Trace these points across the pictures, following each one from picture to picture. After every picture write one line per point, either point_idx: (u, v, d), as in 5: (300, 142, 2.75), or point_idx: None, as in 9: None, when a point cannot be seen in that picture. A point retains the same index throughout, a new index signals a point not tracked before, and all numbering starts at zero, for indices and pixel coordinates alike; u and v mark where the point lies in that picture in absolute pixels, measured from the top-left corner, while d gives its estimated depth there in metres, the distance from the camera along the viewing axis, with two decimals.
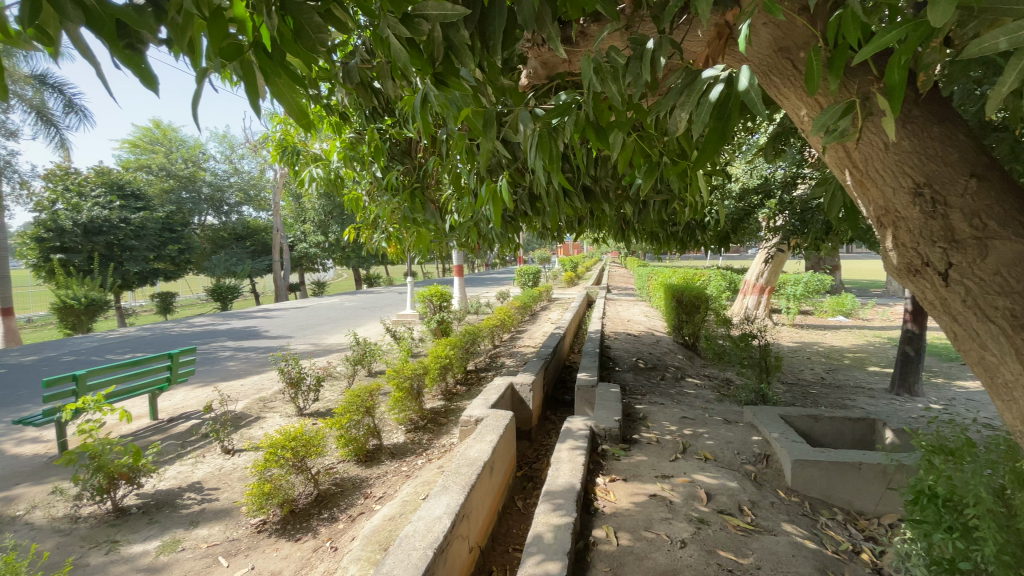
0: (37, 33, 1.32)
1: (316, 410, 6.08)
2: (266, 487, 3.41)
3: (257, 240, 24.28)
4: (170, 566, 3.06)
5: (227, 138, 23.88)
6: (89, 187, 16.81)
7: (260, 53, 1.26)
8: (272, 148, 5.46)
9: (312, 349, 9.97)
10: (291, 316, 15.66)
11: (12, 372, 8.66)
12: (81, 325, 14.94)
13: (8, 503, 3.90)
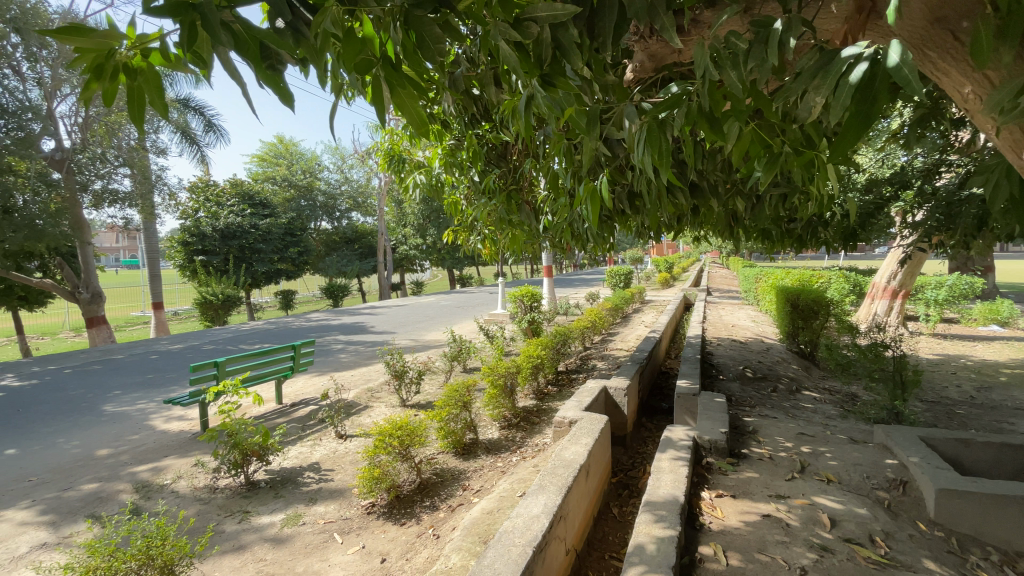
0: (194, 57, 1.49)
1: (417, 402, 6.42)
2: (376, 472, 3.67)
3: (363, 242, 26.26)
4: (294, 538, 3.39)
5: (339, 150, 26.18)
6: (225, 198, 19.32)
7: (386, 66, 1.36)
8: (380, 157, 5.87)
9: (413, 345, 10.54)
10: (393, 314, 16.71)
11: (169, 358, 10.18)
12: (218, 317, 17.14)
13: (167, 470, 4.58)
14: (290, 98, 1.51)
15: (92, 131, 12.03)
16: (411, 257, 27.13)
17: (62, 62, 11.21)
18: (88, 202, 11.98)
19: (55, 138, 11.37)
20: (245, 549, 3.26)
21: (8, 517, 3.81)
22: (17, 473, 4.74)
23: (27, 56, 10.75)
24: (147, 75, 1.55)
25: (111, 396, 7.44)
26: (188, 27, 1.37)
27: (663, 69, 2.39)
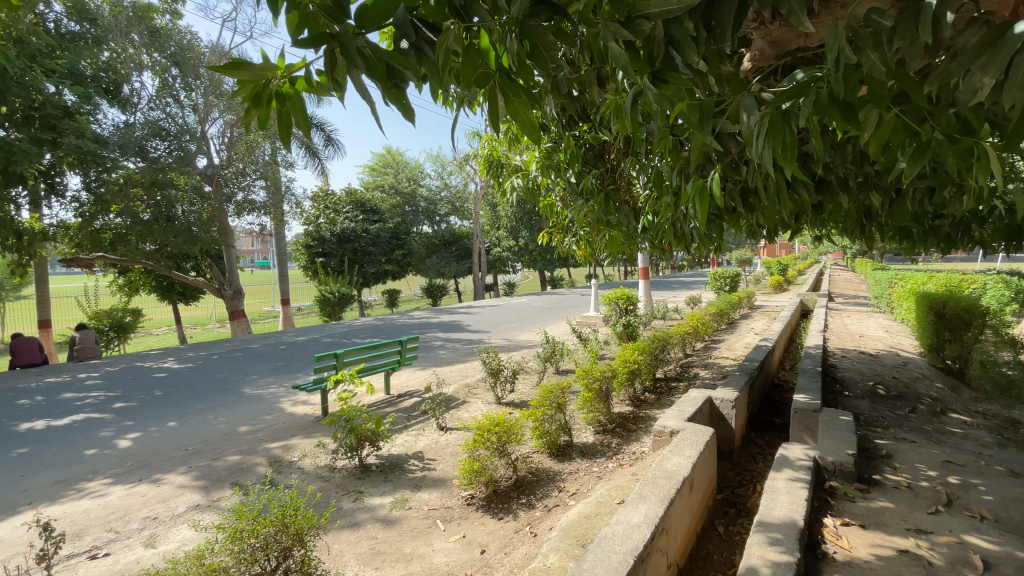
0: (331, 82, 1.65)
1: (512, 401, 6.56)
2: (475, 465, 3.82)
3: (461, 245, 27.33)
4: (402, 520, 3.64)
5: (440, 158, 27.57)
6: (341, 205, 21.25)
7: (503, 77, 1.43)
8: (479, 163, 6.10)
9: (508, 344, 10.77)
10: (488, 314, 17.20)
11: (295, 348, 11.42)
12: (334, 313, 18.86)
13: (294, 448, 5.13)
14: (412, 113, 1.64)
15: (236, 149, 13.87)
16: (505, 258, 27.75)
17: (212, 90, 12.90)
18: (232, 211, 13.84)
19: (207, 157, 13.24)
20: (360, 526, 3.55)
21: (173, 479, 4.51)
22: (180, 442, 5.60)
23: (187, 88, 12.64)
24: (292, 100, 1.76)
25: (249, 380, 8.51)
26: (330, 55, 1.54)
27: (785, 55, 2.22)
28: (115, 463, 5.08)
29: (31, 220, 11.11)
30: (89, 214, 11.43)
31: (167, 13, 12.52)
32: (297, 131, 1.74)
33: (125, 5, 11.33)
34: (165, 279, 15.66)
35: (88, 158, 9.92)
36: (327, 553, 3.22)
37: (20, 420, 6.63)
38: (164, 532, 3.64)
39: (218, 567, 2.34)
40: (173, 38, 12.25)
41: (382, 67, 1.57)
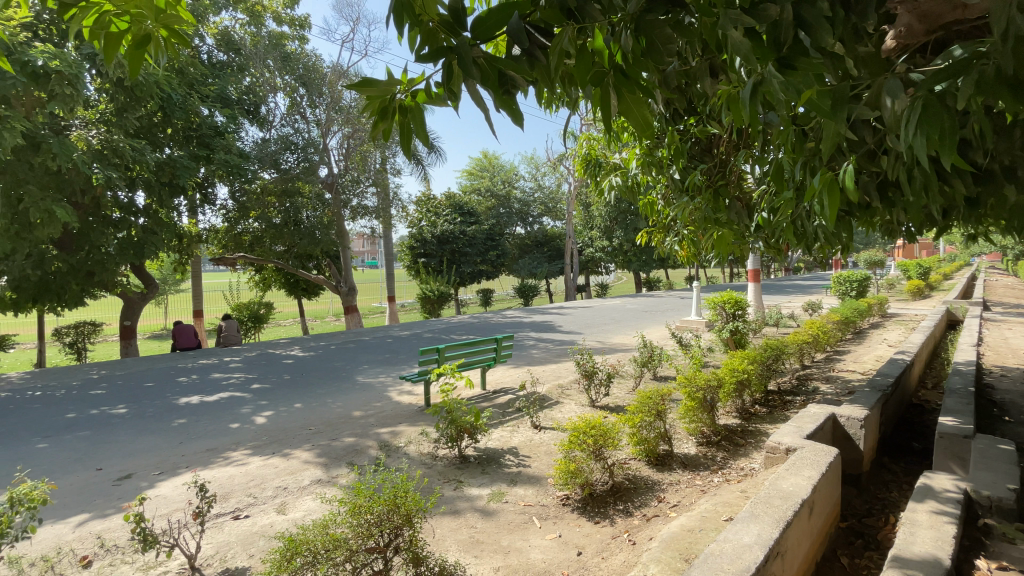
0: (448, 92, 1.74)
1: (607, 404, 6.45)
2: (571, 466, 3.82)
3: (553, 246, 27.35)
4: (499, 513, 3.74)
5: (534, 159, 27.88)
6: (441, 209, 22.33)
7: (617, 75, 1.44)
8: (577, 163, 6.09)
9: (601, 347, 10.60)
10: (580, 315, 17.03)
11: (399, 342, 12.22)
12: (433, 311, 19.85)
13: (400, 435, 5.50)
14: (522, 117, 1.71)
15: (352, 160, 14.83)
16: (598, 259, 27.31)
17: (333, 106, 14.17)
18: (348, 216, 15.16)
19: (328, 167, 14.49)
20: (459, 514, 3.72)
21: (300, 455, 5.06)
22: (304, 422, 6.26)
23: (312, 105, 14.04)
24: (412, 112, 1.90)
25: (360, 369, 9.27)
26: (449, 69, 1.66)
27: (939, 29, 1.95)
28: (254, 436, 5.81)
29: (190, 225, 13.04)
30: (233, 219, 13.23)
31: (297, 39, 14.04)
32: (417, 141, 1.87)
33: (262, 34, 13.05)
34: (291, 276, 17.57)
35: (232, 170, 11.46)
36: (432, 537, 3.41)
37: (182, 395, 7.82)
38: (292, 501, 4.10)
39: (341, 538, 2.60)
40: (301, 61, 13.71)
41: (496, 74, 1.65)
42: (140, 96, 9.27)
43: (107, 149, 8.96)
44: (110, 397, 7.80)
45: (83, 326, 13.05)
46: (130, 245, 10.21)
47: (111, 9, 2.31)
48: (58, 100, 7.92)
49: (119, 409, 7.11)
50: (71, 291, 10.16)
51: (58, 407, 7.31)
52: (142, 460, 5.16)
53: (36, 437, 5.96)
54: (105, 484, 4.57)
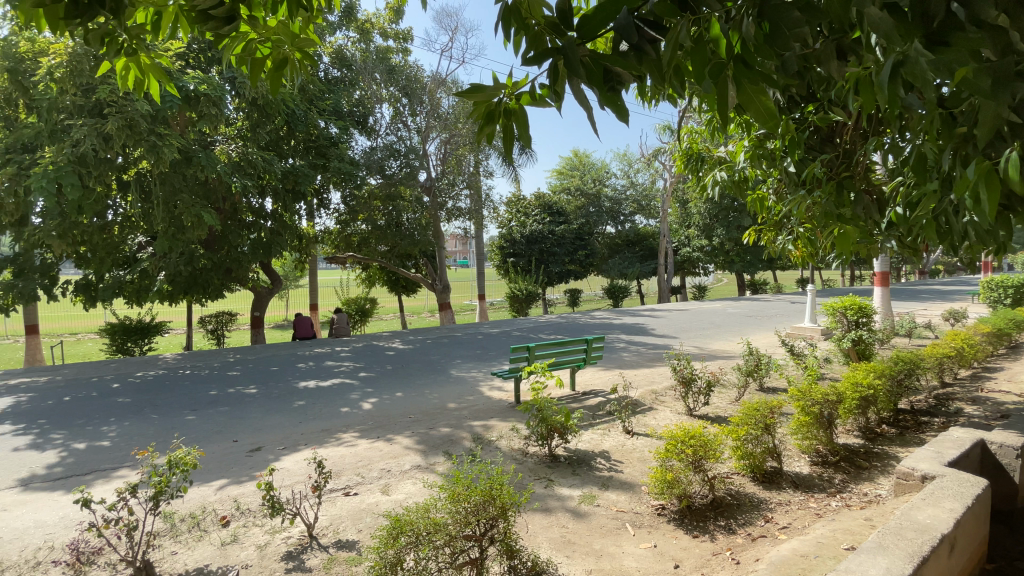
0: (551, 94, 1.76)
1: (705, 414, 6.10)
2: (668, 476, 3.68)
3: (646, 245, 26.44)
4: (591, 516, 3.70)
5: (627, 156, 27.16)
6: (531, 209, 22.58)
7: (737, 65, 1.41)
8: (678, 159, 5.83)
9: (698, 352, 10.05)
10: (675, 319, 16.28)
11: (491, 339, 12.56)
12: (522, 310, 20.08)
13: (493, 428, 5.65)
14: (627, 115, 1.69)
15: (448, 164, 15.45)
16: (695, 259, 25.91)
17: (432, 113, 14.92)
18: (443, 217, 15.88)
19: (426, 172, 15.21)
20: (551, 512, 3.74)
21: (401, 441, 5.40)
22: (404, 410, 6.68)
23: (413, 114, 14.88)
24: (516, 114, 1.95)
25: (454, 364, 9.67)
26: (555, 70, 1.69)
27: None
28: (361, 421, 6.31)
29: (308, 227, 14.44)
30: (344, 221, 14.45)
31: (401, 52, 14.97)
32: (520, 142, 1.91)
33: (371, 50, 14.13)
34: (392, 274, 18.79)
35: (345, 177, 12.50)
36: (525, 532, 3.47)
37: (300, 380, 8.71)
38: (394, 483, 4.39)
39: (441, 523, 2.75)
40: (404, 72, 14.60)
41: (601, 72, 1.66)
42: (269, 112, 10.49)
43: (243, 161, 10.23)
44: (243, 378, 8.90)
45: (222, 315, 15.01)
46: (260, 244, 11.57)
47: (256, 37, 2.64)
48: (206, 120, 9.19)
49: (251, 389, 8.11)
50: (214, 284, 11.73)
51: (204, 384, 8.49)
52: (269, 436, 5.83)
53: (188, 409, 6.98)
54: (240, 454, 5.23)
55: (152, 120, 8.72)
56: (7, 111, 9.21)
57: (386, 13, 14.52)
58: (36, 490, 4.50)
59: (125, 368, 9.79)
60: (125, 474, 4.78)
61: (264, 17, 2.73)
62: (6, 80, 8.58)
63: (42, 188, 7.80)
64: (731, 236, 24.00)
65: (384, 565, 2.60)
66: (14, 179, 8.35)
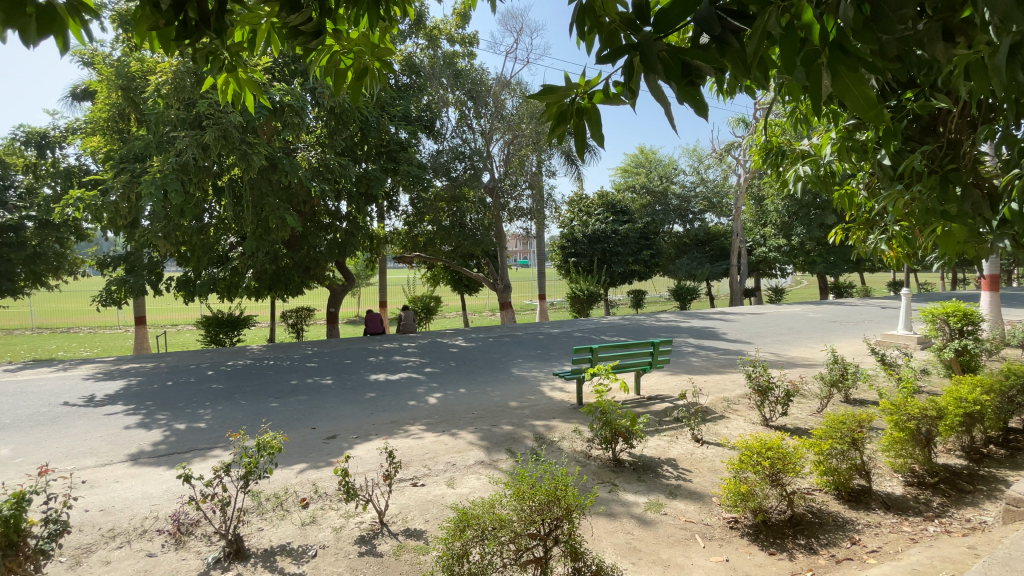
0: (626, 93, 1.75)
1: (782, 425, 5.74)
2: (743, 488, 3.52)
3: (716, 245, 25.25)
4: (658, 524, 3.60)
5: (697, 152, 26.10)
6: (594, 208, 22.29)
7: (833, 51, 1.39)
8: (755, 154, 5.51)
9: (774, 359, 9.46)
10: (748, 322, 15.40)
11: (553, 339, 12.54)
12: (584, 310, 19.83)
13: (555, 429, 5.64)
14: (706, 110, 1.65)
15: (511, 165, 15.58)
16: (770, 260, 24.39)
17: (496, 114, 15.12)
18: (506, 217, 16.04)
19: (490, 173, 15.41)
20: (616, 518, 3.68)
21: (465, 436, 5.53)
22: (468, 406, 6.82)
23: (479, 116, 15.14)
24: (589, 113, 1.96)
25: (516, 363, 9.75)
26: (631, 67, 1.69)
27: None
28: (427, 415, 6.52)
29: (378, 228, 15.09)
30: (411, 222, 14.96)
31: (466, 56, 15.28)
32: (594, 140, 1.91)
33: (438, 56, 14.53)
34: (456, 273, 19.23)
35: (413, 180, 12.94)
36: (589, 535, 3.44)
37: (370, 373, 9.14)
38: (459, 477, 4.50)
39: (506, 519, 2.78)
40: (470, 76, 14.90)
41: (679, 67, 1.64)
42: (344, 119, 11.08)
43: (322, 167, 10.88)
44: (319, 370, 9.48)
45: (300, 310, 16.06)
46: (335, 244, 12.26)
47: (340, 49, 2.81)
48: (289, 128, 9.86)
49: (326, 380, 8.63)
50: (294, 281, 12.58)
51: (285, 375, 9.13)
52: (342, 425, 6.17)
53: (271, 397, 7.54)
54: (317, 441, 5.57)
55: (242, 130, 9.49)
56: (123, 126, 10.36)
57: (453, 19, 14.88)
58: (145, 464, 5.04)
59: (218, 358, 10.73)
60: (219, 454, 5.24)
61: (347, 30, 2.90)
62: (123, 98, 9.67)
63: (151, 194, 8.71)
64: (812, 235, 22.37)
65: (452, 556, 2.67)
66: (128, 187, 9.39)
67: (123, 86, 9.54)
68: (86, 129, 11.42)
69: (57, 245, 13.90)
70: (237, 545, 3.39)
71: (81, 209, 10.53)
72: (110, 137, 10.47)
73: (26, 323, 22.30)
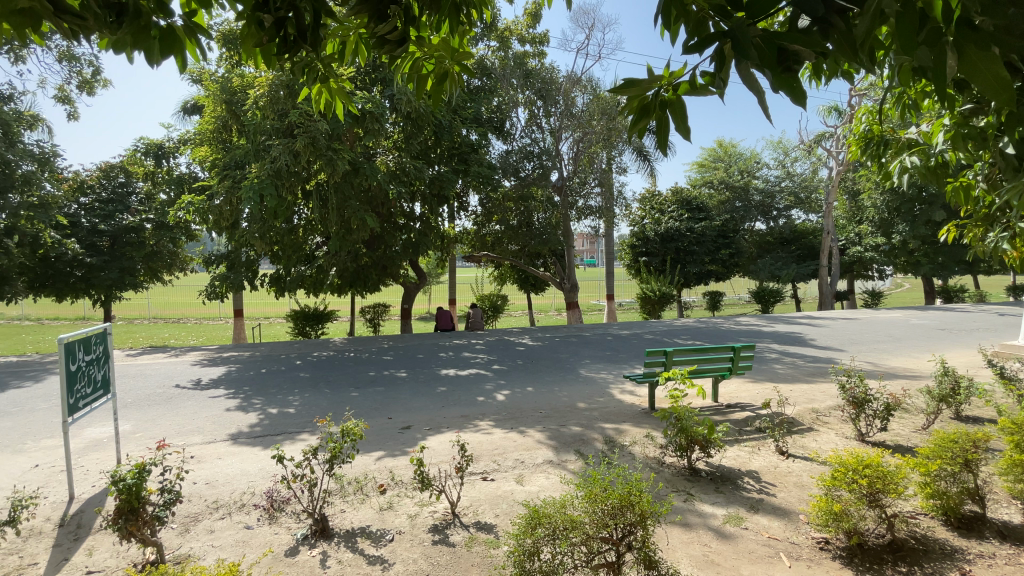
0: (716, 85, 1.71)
1: (881, 442, 5.23)
2: (836, 507, 3.25)
3: (803, 244, 23.44)
4: (737, 539, 3.42)
5: (782, 144, 24.40)
6: (667, 205, 21.50)
7: (959, 29, 1.30)
8: (852, 144, 5.03)
9: (871, 369, 8.62)
10: (840, 328, 14.16)
11: (622, 340, 12.26)
12: (655, 312, 19.17)
13: (626, 433, 5.51)
14: (805, 98, 1.57)
15: (580, 163, 15.38)
16: (866, 260, 22.26)
17: (566, 112, 14.99)
18: (574, 216, 15.89)
19: (558, 172, 15.31)
20: (692, 528, 3.54)
21: (534, 434, 5.55)
22: (536, 405, 6.84)
23: (548, 114, 15.07)
24: (672, 105, 1.90)
25: (584, 363, 9.64)
26: (722, 55, 1.64)
27: None
28: (496, 411, 6.62)
29: (450, 228, 15.50)
30: (480, 222, 15.22)
31: (537, 55, 15.28)
32: (680, 132, 1.85)
33: (509, 57, 14.63)
34: (523, 272, 19.34)
35: (483, 180, 13.19)
36: (663, 544, 3.33)
37: (442, 368, 9.44)
38: (528, 475, 4.52)
39: (578, 521, 2.75)
40: (540, 75, 14.88)
41: (775, 52, 1.56)
42: (420, 123, 11.49)
43: (399, 170, 11.35)
44: (394, 363, 9.94)
45: (377, 306, 16.91)
46: (410, 244, 12.78)
47: (421, 56, 2.94)
48: (369, 134, 10.40)
49: (401, 373, 9.02)
50: (372, 279, 13.24)
51: (363, 367, 9.66)
52: (416, 417, 6.41)
53: (351, 387, 8.00)
54: (393, 431, 5.84)
55: (328, 137, 10.13)
56: (226, 136, 11.42)
57: (524, 19, 14.93)
58: (243, 444, 5.54)
59: (304, 349, 11.57)
60: (306, 438, 5.64)
61: (428, 36, 3.01)
62: (226, 111, 10.66)
63: (250, 198, 9.55)
64: (917, 233, 20.15)
65: (523, 552, 2.69)
66: (231, 192, 10.34)
67: (226, 100, 10.52)
68: (196, 140, 12.70)
69: (171, 245, 15.61)
70: (322, 524, 3.63)
71: (191, 212, 11.75)
72: (215, 146, 11.57)
73: (146, 313, 25.28)
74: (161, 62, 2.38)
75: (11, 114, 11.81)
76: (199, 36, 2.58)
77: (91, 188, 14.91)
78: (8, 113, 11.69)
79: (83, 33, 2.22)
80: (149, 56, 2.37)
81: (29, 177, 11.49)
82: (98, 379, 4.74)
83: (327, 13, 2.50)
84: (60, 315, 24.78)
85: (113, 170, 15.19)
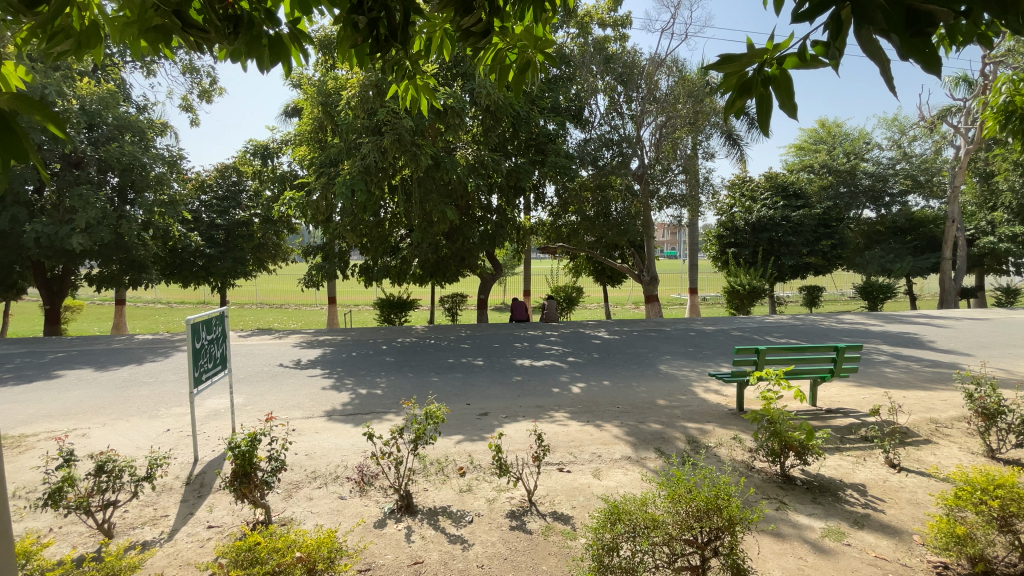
0: (834, 56, 1.70)
1: (1017, 459, 4.56)
2: (959, 530, 2.88)
3: (921, 233, 20.80)
4: (839, 555, 3.14)
5: (897, 121, 21.77)
6: (760, 192, 20.11)
7: None
8: (988, 120, 4.38)
9: (1007, 378, 7.51)
10: (968, 330, 12.41)
11: (707, 337, 11.69)
12: (743, 307, 17.84)
13: (710, 434, 5.24)
14: (939, 64, 1.48)
15: (662, 149, 14.73)
16: (1000, 252, 19.31)
17: (649, 96, 14.36)
18: (656, 205, 15.13)
19: (639, 160, 14.71)
20: (785, 539, 3.31)
21: (612, 429, 5.43)
22: (614, 399, 6.71)
23: (629, 100, 14.53)
24: (777, 81, 1.93)
25: (664, 359, 9.27)
26: (839, 20, 1.63)
27: None
28: (572, 403, 6.57)
29: (526, 220, 15.50)
30: (557, 213, 15.05)
31: (618, 39, 14.76)
32: (783, 108, 1.90)
33: (589, 43, 14.21)
34: (599, 264, 18.94)
35: (560, 171, 13.04)
36: (752, 552, 3.16)
37: (518, 358, 9.55)
38: (606, 470, 4.46)
39: (660, 520, 2.68)
40: (622, 59, 14.27)
41: (906, 13, 1.45)
42: (498, 115, 11.62)
43: (477, 163, 11.70)
44: (472, 351, 10.23)
45: (455, 296, 17.36)
46: (487, 235, 13.00)
47: (504, 46, 2.94)
48: (450, 129, 10.62)
49: (477, 361, 9.27)
50: (450, 269, 13.62)
51: (443, 353, 10.04)
52: (493, 404, 6.55)
53: (431, 373, 8.34)
54: (471, 416, 6.02)
55: (412, 132, 10.54)
56: (321, 137, 12.19)
57: (605, 2, 14.48)
58: (337, 420, 6.00)
59: (390, 335, 12.24)
60: (391, 419, 5.98)
61: (512, 26, 3.02)
62: (322, 112, 11.41)
63: (342, 193, 10.09)
64: None
65: (602, 547, 2.64)
66: (326, 187, 11.02)
67: (322, 101, 11.29)
68: (296, 141, 13.73)
69: (275, 236, 17.05)
70: (407, 501, 3.83)
71: (292, 207, 12.70)
72: (312, 145, 12.43)
73: (255, 299, 27.99)
74: (270, 67, 2.62)
75: (146, 122, 13.49)
76: (303, 42, 2.80)
77: (209, 186, 16.69)
78: (144, 121, 13.35)
79: (206, 44, 2.44)
80: (260, 62, 2.62)
81: (161, 177, 13.14)
82: (217, 355, 5.33)
83: (416, 11, 2.56)
84: (186, 300, 28.14)
85: (227, 171, 16.76)
